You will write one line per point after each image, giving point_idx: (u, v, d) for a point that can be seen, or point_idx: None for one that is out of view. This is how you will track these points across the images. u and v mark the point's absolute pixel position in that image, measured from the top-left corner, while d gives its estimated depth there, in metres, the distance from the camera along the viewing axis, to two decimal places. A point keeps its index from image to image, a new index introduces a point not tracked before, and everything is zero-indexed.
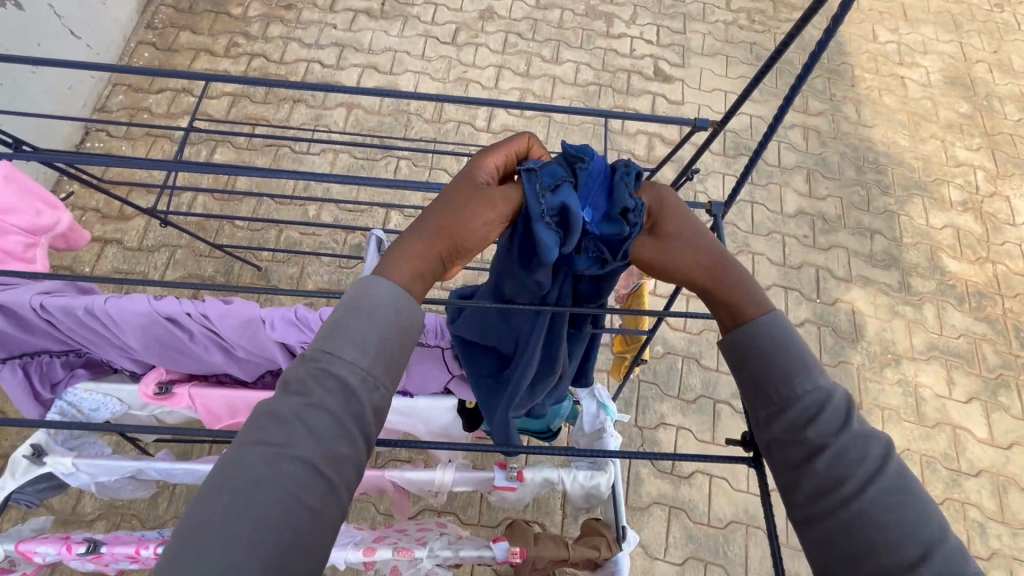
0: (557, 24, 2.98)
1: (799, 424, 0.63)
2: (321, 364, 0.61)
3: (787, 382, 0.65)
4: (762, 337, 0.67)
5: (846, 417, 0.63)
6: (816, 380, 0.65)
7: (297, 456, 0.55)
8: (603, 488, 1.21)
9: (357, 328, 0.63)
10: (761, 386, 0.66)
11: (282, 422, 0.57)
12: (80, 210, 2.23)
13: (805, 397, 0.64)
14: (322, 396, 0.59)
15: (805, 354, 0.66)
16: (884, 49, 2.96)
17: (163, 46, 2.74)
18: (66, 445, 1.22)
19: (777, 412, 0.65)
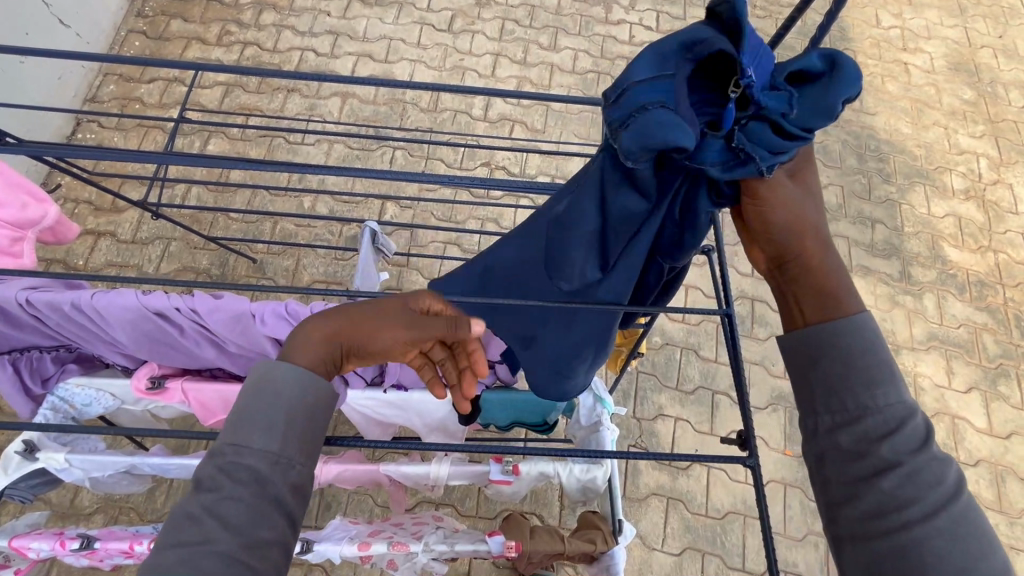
0: (554, 10, 2.93)
1: (873, 437, 0.61)
2: (228, 457, 0.60)
3: (869, 391, 0.63)
4: (853, 337, 0.65)
5: (924, 438, 0.62)
6: (900, 397, 0.63)
7: (216, 551, 0.55)
8: (600, 482, 1.20)
9: (259, 416, 0.62)
10: (837, 390, 0.64)
11: (194, 521, 0.56)
12: (73, 202, 2.21)
13: (885, 410, 0.62)
14: (234, 485, 0.58)
15: (886, 365, 0.64)
16: (887, 34, 2.91)
17: (154, 34, 2.70)
18: (59, 440, 1.21)
19: (849, 422, 0.63)
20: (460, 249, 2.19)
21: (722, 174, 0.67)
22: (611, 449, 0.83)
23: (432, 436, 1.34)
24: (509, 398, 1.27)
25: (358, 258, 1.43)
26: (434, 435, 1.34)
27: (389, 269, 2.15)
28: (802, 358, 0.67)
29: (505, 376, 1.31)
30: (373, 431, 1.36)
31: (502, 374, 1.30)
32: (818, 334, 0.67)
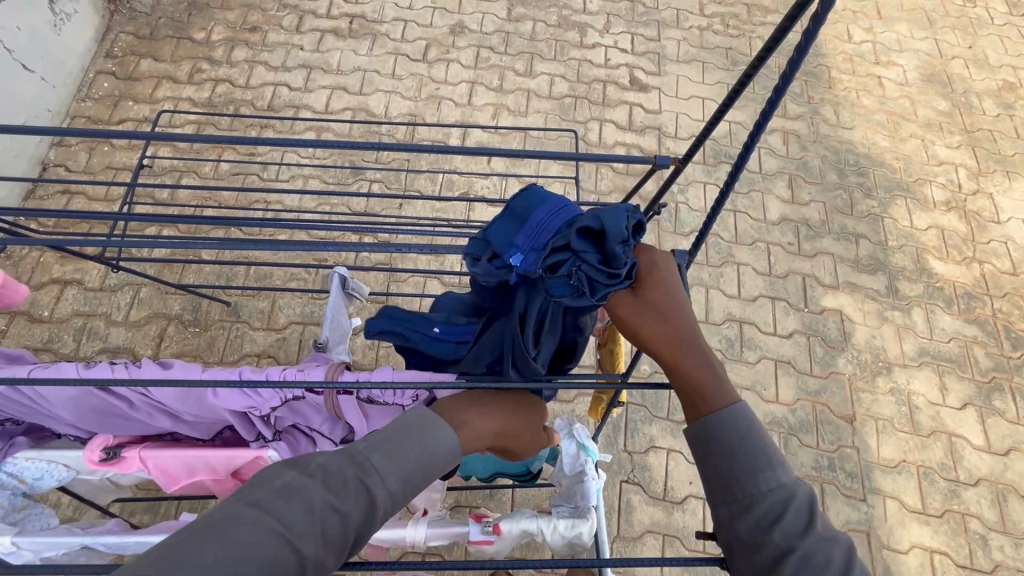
0: (529, 36, 2.92)
1: (762, 524, 0.61)
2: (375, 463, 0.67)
3: (750, 477, 0.64)
4: (726, 428, 0.67)
5: (810, 517, 0.61)
6: (780, 474, 0.64)
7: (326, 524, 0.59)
8: (586, 538, 1.14)
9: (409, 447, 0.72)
10: (722, 480, 0.65)
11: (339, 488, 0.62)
12: (39, 250, 2.14)
13: (770, 493, 0.63)
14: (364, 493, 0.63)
15: (761, 448, 0.66)
16: (860, 49, 2.94)
17: (124, 74, 2.66)
18: (6, 521, 1.10)
19: (741, 511, 0.63)
20: (441, 284, 2.13)
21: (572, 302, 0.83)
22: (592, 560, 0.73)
23: None
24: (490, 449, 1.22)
25: (328, 305, 1.38)
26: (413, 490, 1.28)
27: (368, 307, 2.09)
28: (697, 453, 0.69)
29: None
30: None
31: None
32: (700, 430, 0.69)
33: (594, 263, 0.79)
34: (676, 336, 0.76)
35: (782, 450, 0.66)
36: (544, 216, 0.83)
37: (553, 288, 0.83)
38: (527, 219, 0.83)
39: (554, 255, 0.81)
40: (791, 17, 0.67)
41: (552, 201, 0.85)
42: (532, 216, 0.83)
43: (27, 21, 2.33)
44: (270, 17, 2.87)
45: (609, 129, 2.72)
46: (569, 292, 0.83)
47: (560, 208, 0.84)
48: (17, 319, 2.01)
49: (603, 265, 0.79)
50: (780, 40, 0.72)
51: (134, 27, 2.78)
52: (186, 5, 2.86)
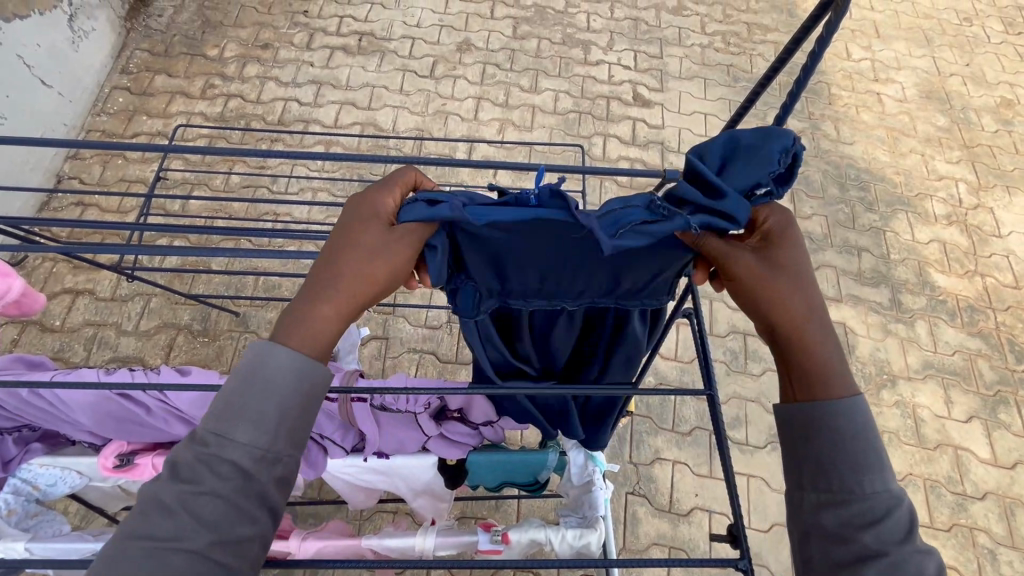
0: (534, 53, 2.99)
1: (856, 523, 0.58)
2: (209, 449, 0.56)
3: (857, 474, 0.60)
4: (845, 420, 0.62)
5: (906, 529, 0.58)
6: (888, 482, 0.61)
7: (183, 547, 0.51)
8: (594, 548, 1.15)
9: (251, 404, 0.58)
10: (826, 469, 0.61)
11: (167, 513, 0.52)
12: (52, 261, 2.17)
13: (870, 496, 0.59)
14: (213, 481, 0.54)
15: (875, 450, 0.61)
16: (859, 66, 2.99)
17: (138, 90, 2.72)
18: (20, 527, 1.11)
19: (834, 503, 0.60)
20: None
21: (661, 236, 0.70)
22: (608, 560, 0.74)
23: (419, 499, 1.28)
24: (498, 458, 1.22)
25: None
26: (421, 498, 1.28)
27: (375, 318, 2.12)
28: (796, 434, 0.64)
29: (492, 437, 1.27)
30: (357, 497, 1.29)
31: (489, 434, 1.27)
32: (813, 407, 0.63)
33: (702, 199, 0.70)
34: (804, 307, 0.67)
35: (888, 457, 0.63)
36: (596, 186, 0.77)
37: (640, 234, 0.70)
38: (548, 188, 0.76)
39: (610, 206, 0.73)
40: (803, 34, 0.70)
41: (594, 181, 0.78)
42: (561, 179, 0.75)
43: (47, 39, 2.40)
44: (282, 35, 2.94)
45: (613, 143, 2.76)
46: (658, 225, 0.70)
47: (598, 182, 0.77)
48: (29, 328, 2.04)
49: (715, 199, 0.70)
50: (788, 59, 0.75)
51: (149, 44, 2.86)
52: (200, 24, 2.94)
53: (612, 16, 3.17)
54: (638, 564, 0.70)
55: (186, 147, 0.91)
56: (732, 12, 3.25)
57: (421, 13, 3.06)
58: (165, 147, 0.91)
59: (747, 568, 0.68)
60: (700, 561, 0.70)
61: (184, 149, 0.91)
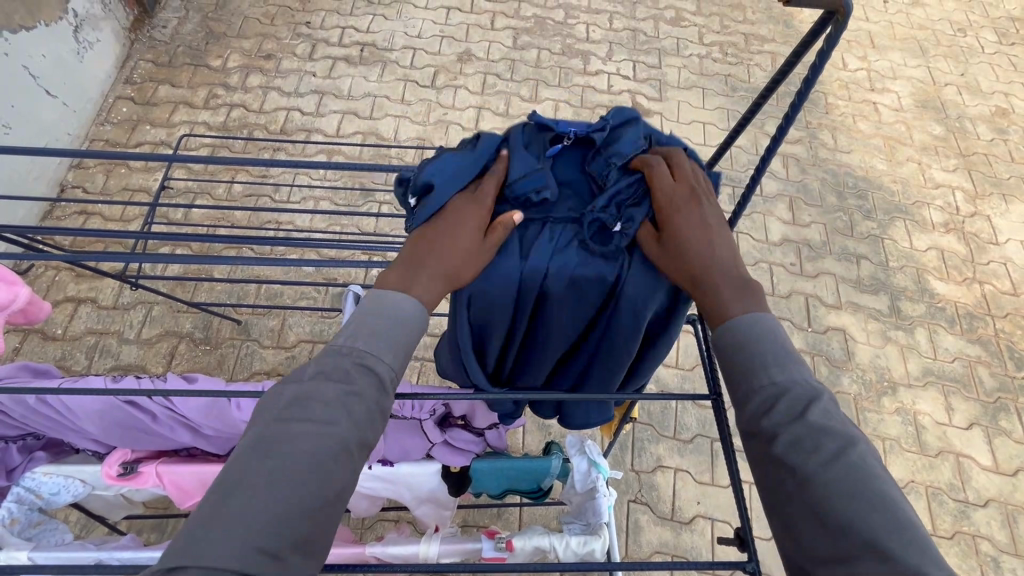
0: (534, 63, 3.02)
1: (757, 416, 0.61)
2: (357, 359, 0.63)
3: (748, 377, 0.63)
4: (731, 335, 0.67)
5: (804, 408, 0.59)
6: (774, 374, 0.62)
7: (337, 434, 0.56)
8: (598, 555, 1.14)
9: (384, 334, 0.67)
10: (731, 380, 0.65)
11: (325, 405, 0.57)
12: (54, 269, 2.18)
13: (763, 389, 0.62)
14: (361, 384, 0.61)
15: (768, 347, 0.64)
16: (855, 76, 3.03)
17: (141, 100, 2.74)
18: (22, 536, 1.11)
19: (739, 405, 0.63)
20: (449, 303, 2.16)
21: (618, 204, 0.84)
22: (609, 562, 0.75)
23: (422, 508, 1.28)
24: (501, 465, 1.23)
25: (342, 323, 1.40)
26: (424, 506, 1.28)
27: None
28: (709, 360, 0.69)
29: (496, 442, 1.29)
30: (360, 505, 1.30)
31: (492, 440, 1.28)
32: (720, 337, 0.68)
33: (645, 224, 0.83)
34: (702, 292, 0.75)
35: (794, 348, 0.64)
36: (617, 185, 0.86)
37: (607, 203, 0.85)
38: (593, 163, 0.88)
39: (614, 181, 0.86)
40: (801, 50, 0.70)
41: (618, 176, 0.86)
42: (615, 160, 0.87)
43: (53, 49, 2.42)
44: (285, 46, 2.97)
45: None
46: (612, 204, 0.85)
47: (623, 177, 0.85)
48: (30, 337, 2.04)
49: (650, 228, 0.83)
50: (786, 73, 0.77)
51: (153, 54, 2.89)
52: (204, 34, 2.97)
53: (611, 27, 3.21)
54: (640, 566, 0.71)
55: (193, 156, 0.93)
56: (729, 23, 3.29)
57: (422, 24, 3.10)
58: (173, 156, 0.92)
59: (756, 570, 0.68)
60: (706, 565, 0.70)
61: (191, 158, 0.93)
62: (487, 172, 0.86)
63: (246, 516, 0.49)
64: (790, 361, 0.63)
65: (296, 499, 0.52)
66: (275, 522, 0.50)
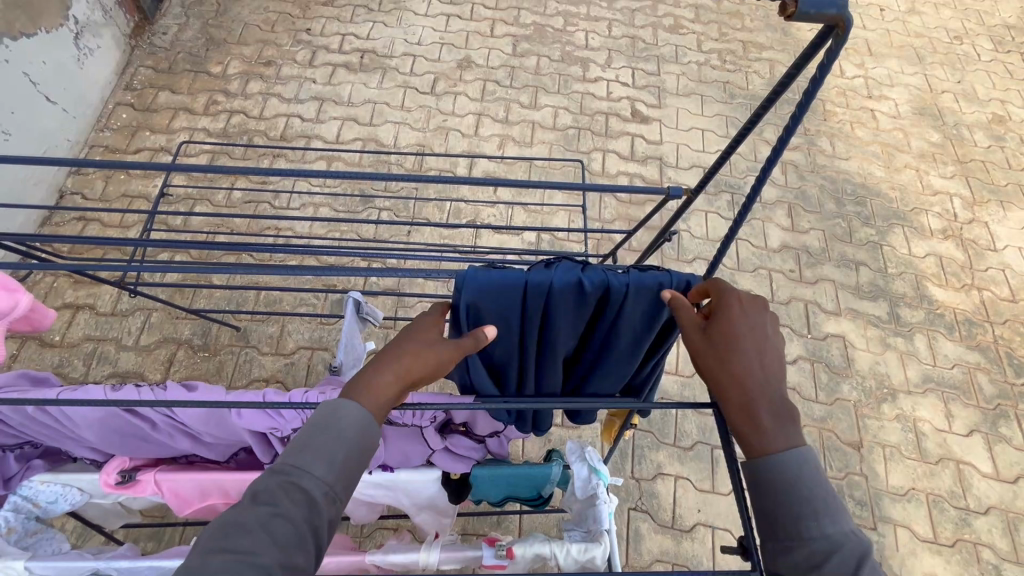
0: (534, 70, 3.04)
1: (805, 568, 0.60)
2: (286, 480, 0.62)
3: (797, 522, 0.62)
4: (779, 473, 0.64)
5: (857, 566, 0.59)
6: (828, 525, 0.61)
7: (258, 563, 0.56)
8: (599, 562, 1.14)
9: (327, 445, 0.65)
10: (775, 519, 0.63)
11: (246, 531, 0.58)
12: (52, 275, 2.17)
13: (814, 541, 0.60)
14: (289, 507, 0.60)
15: (821, 495, 0.62)
16: (852, 84, 3.05)
17: (141, 106, 2.75)
18: (18, 546, 1.10)
19: (785, 549, 0.62)
20: None
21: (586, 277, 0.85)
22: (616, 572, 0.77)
23: (422, 515, 1.28)
24: (502, 472, 1.24)
25: (342, 331, 1.39)
26: (424, 514, 1.28)
27: (377, 333, 2.12)
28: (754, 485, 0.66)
29: (497, 449, 1.29)
30: (359, 512, 1.30)
31: (493, 447, 1.28)
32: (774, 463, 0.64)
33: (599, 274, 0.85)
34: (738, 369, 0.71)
35: (842, 498, 0.63)
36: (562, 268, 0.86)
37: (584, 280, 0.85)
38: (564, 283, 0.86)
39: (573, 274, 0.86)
40: (802, 62, 0.69)
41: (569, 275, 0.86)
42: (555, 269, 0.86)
43: (54, 56, 2.43)
44: (285, 52, 2.98)
45: (612, 159, 2.80)
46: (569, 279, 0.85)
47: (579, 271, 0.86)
48: (28, 343, 2.03)
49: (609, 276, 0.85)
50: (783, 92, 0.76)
51: (154, 61, 2.89)
52: (204, 41, 2.98)
53: (610, 34, 3.23)
54: None
55: (194, 165, 0.93)
56: (727, 30, 3.31)
57: (422, 31, 3.11)
58: (173, 165, 0.92)
59: None
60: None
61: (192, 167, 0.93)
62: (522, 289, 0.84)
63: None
64: (841, 511, 0.62)
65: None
66: None
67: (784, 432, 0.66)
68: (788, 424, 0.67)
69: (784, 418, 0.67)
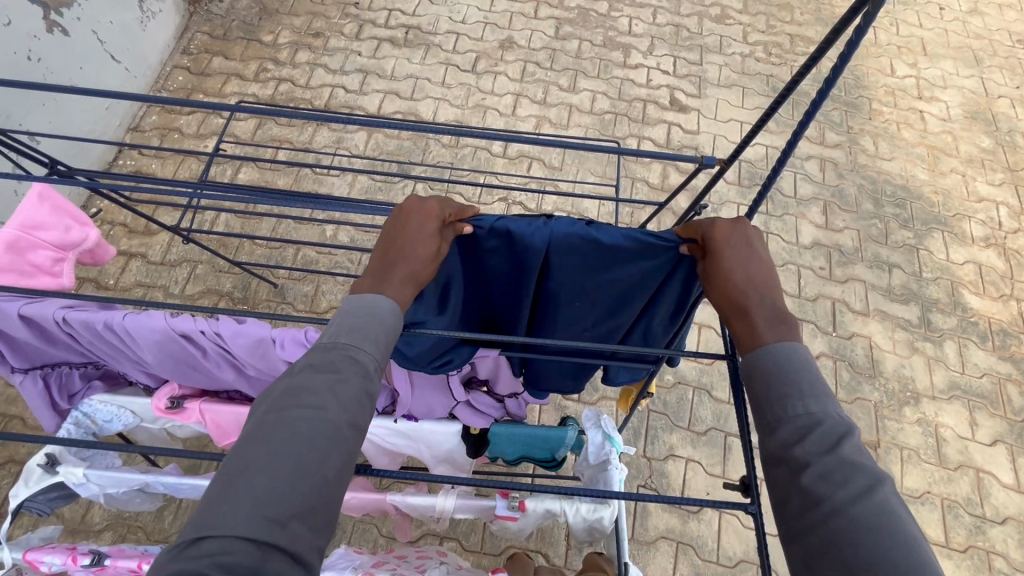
0: (575, 54, 3.05)
1: (789, 441, 0.64)
2: (342, 352, 0.69)
3: (780, 402, 0.67)
4: (767, 359, 0.70)
5: (837, 441, 0.63)
6: (810, 405, 0.66)
7: (328, 417, 0.64)
8: (606, 521, 1.20)
9: (368, 325, 0.72)
10: (762, 403, 0.68)
11: (312, 391, 0.65)
12: (109, 224, 2.31)
13: (796, 418, 0.65)
14: (346, 373, 0.68)
15: (805, 380, 0.68)
16: (902, 83, 2.96)
17: (196, 70, 2.87)
18: (78, 456, 1.23)
19: (771, 431, 0.67)
20: None
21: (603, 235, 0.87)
22: (621, 492, 0.86)
23: (440, 468, 1.35)
24: (518, 432, 1.29)
25: None
26: (441, 467, 1.35)
27: None
28: (749, 378, 0.72)
29: (515, 411, 1.37)
30: (382, 460, 1.37)
31: (511, 409, 1.35)
32: (769, 355, 0.71)
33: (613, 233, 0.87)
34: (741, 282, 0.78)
35: (827, 384, 0.68)
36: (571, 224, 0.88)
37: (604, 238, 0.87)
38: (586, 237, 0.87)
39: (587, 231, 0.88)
40: (832, 37, 0.73)
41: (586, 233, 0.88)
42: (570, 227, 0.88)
43: (119, 16, 2.56)
44: (333, 25, 3.06)
45: (647, 145, 2.80)
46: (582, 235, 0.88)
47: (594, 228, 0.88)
48: (85, 284, 2.17)
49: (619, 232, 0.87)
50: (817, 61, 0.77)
51: (209, 27, 3.01)
52: (258, 10, 3.08)
53: (654, 21, 3.21)
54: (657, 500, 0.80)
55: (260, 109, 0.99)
56: (775, 22, 3.25)
57: (467, 9, 3.15)
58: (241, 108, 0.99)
59: None
60: (707, 501, 0.76)
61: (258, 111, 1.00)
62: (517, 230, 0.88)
63: (265, 497, 0.57)
64: (826, 396, 0.67)
65: (298, 475, 0.59)
66: (279, 501, 0.57)
67: (774, 331, 0.73)
68: (779, 326, 0.73)
69: (778, 321, 0.74)
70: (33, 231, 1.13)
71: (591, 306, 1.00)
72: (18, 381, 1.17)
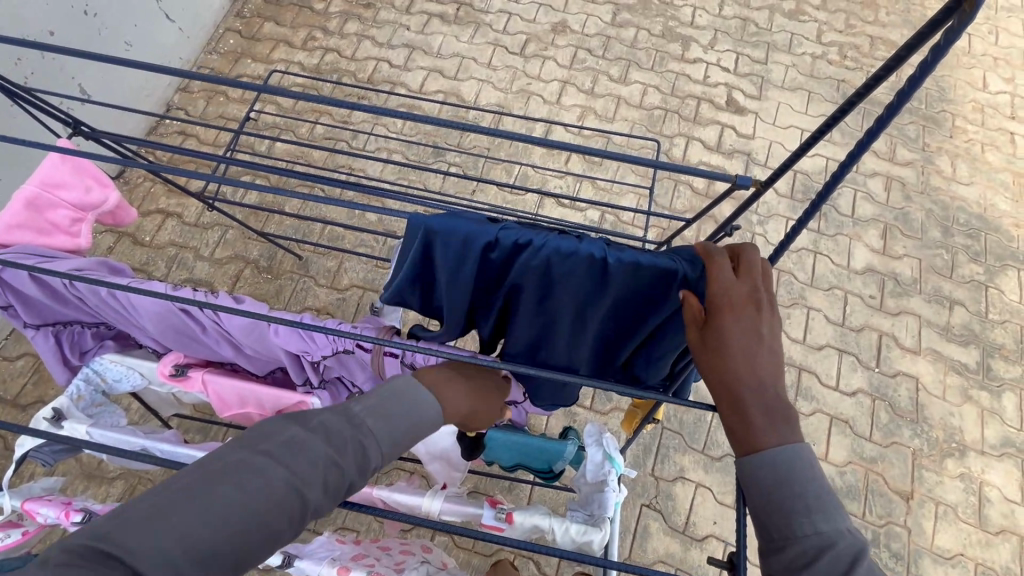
0: (630, 43, 2.89)
1: (796, 566, 0.58)
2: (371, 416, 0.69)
3: (782, 520, 0.60)
4: (762, 470, 0.62)
5: (849, 565, 0.56)
6: (820, 522, 0.59)
7: (334, 466, 0.62)
8: (595, 546, 1.14)
9: (401, 404, 0.74)
10: (758, 517, 0.61)
11: (334, 426, 0.65)
12: (150, 181, 2.37)
13: (805, 538, 0.58)
14: (365, 432, 0.67)
15: (812, 493, 0.60)
16: (995, 99, 2.66)
17: (247, 33, 2.88)
18: (86, 411, 1.23)
19: (775, 549, 0.60)
20: None
21: (623, 257, 0.78)
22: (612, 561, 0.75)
23: (434, 465, 1.30)
24: (515, 439, 1.24)
25: None
26: (435, 464, 1.31)
27: None
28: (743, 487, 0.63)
29: (517, 418, 1.29)
30: None
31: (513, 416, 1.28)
32: (768, 468, 0.61)
33: (634, 258, 0.78)
34: (737, 376, 0.65)
35: (834, 492, 0.60)
36: (590, 243, 0.79)
37: (623, 259, 0.78)
38: (602, 259, 0.79)
39: (600, 251, 0.79)
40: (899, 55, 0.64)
41: (601, 254, 0.79)
42: (589, 244, 0.79)
43: None
44: None
45: (695, 147, 2.63)
46: (597, 254, 0.79)
47: (618, 248, 0.79)
48: (123, 238, 2.24)
49: (642, 259, 0.78)
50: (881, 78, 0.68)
51: None
52: None
53: (721, 13, 3.00)
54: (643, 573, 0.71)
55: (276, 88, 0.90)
56: (856, 22, 2.98)
57: None
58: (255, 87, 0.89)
59: None
60: None
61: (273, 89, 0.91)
62: (528, 244, 0.79)
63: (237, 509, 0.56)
64: (835, 507, 0.60)
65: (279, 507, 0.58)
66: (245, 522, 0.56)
67: (773, 431, 0.63)
68: (780, 425, 0.63)
69: (774, 417, 0.64)
70: (54, 189, 1.14)
71: (591, 331, 0.92)
72: (30, 336, 1.20)
